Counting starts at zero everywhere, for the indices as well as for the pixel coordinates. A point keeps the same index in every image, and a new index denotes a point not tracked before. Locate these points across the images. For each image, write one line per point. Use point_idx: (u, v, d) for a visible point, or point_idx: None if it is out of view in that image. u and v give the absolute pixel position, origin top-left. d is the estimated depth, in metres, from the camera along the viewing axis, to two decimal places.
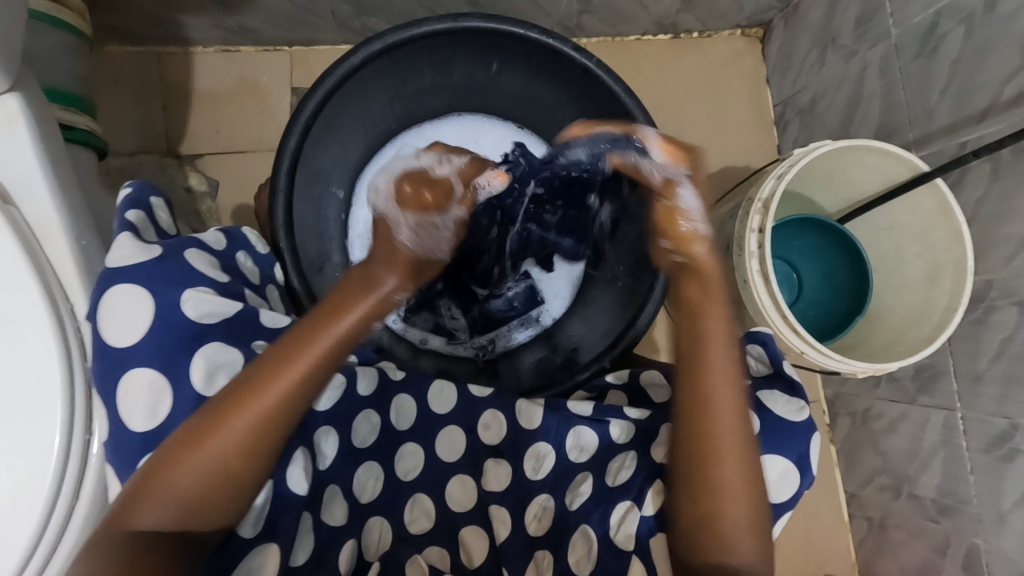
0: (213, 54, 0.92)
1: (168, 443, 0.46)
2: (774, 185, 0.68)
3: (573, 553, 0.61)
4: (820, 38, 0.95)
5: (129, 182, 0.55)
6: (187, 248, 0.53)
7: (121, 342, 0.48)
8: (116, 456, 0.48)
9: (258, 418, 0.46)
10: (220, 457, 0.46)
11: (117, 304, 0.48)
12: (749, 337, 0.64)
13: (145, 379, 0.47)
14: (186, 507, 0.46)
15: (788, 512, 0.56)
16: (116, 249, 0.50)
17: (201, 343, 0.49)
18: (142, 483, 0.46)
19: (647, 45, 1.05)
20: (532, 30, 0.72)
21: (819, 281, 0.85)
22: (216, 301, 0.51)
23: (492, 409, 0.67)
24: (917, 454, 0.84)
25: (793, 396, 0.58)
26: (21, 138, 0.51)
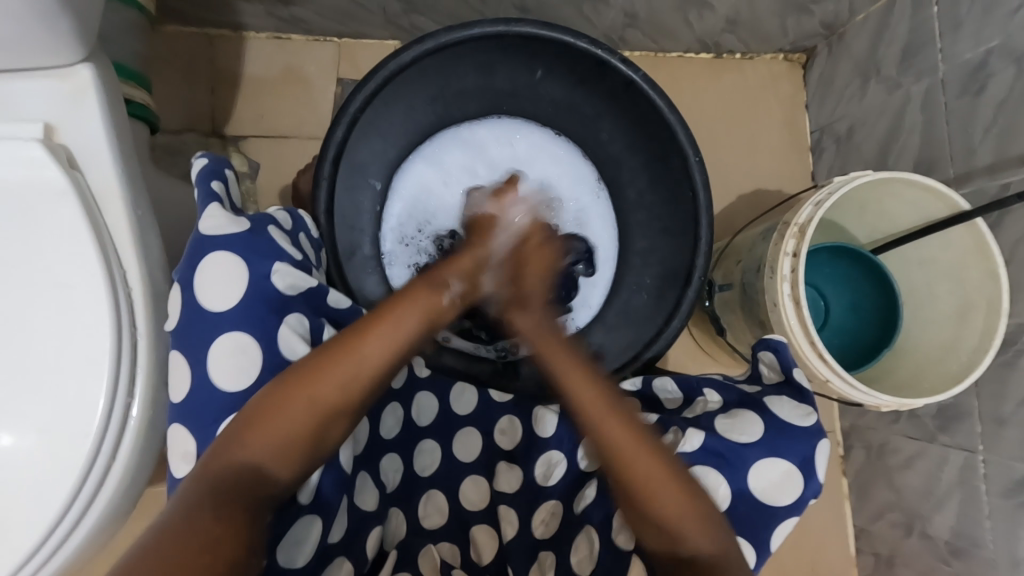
0: (264, 41, 0.94)
1: (271, 387, 0.46)
2: (812, 212, 0.69)
3: (576, 553, 0.58)
4: (863, 68, 0.95)
5: (204, 154, 0.56)
6: (268, 223, 0.54)
7: (211, 308, 0.48)
8: (192, 417, 0.47)
9: (362, 365, 0.49)
10: (325, 404, 0.47)
11: (208, 270, 0.49)
12: (760, 343, 0.62)
13: (241, 342, 0.48)
14: (290, 449, 0.46)
15: (794, 518, 0.54)
16: (207, 218, 0.50)
17: (287, 312, 0.51)
18: (244, 426, 0.45)
19: (688, 62, 1.06)
20: (581, 40, 0.73)
21: (847, 311, 0.85)
22: (300, 275, 0.52)
23: (508, 415, 0.69)
24: (933, 493, 0.83)
25: (801, 403, 0.57)
26: (90, 108, 0.54)
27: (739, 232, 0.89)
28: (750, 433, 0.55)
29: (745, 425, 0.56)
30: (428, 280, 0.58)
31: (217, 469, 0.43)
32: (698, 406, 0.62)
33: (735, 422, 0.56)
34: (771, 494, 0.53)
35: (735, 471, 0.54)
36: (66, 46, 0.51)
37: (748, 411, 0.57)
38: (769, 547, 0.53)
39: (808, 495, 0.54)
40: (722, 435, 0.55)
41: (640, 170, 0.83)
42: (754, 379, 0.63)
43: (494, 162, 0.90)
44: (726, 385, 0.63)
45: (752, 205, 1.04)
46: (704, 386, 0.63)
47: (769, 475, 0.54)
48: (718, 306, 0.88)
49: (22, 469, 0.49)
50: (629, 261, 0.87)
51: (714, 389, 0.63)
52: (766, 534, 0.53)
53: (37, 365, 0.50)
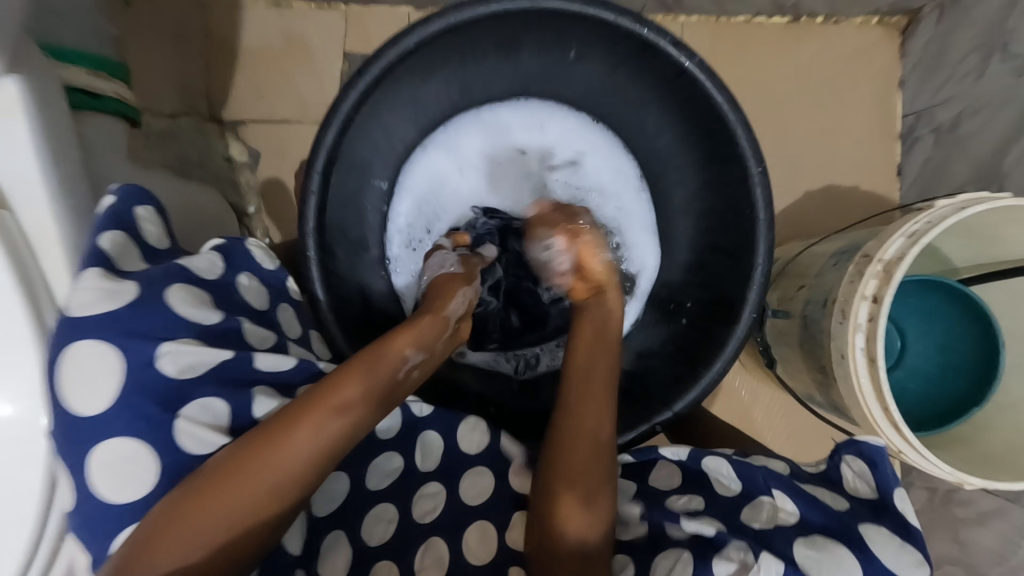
0: (262, 9, 0.83)
1: (187, 483, 0.38)
2: (901, 245, 0.55)
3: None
4: (983, 40, 0.76)
5: (114, 186, 0.44)
6: (167, 283, 0.42)
7: (82, 413, 0.38)
8: (83, 532, 0.39)
9: (298, 448, 0.41)
10: (246, 506, 0.39)
11: (75, 365, 0.38)
12: (849, 447, 0.54)
13: (118, 452, 0.38)
14: (207, 559, 0.38)
15: None
16: (74, 293, 0.39)
17: (184, 402, 0.40)
18: (143, 543, 0.37)
19: (758, 28, 0.88)
20: (624, 18, 0.59)
21: (930, 348, 0.71)
22: (198, 351, 0.41)
23: (528, 458, 0.62)
24: (1008, 557, 0.73)
25: (907, 544, 0.47)
26: (17, 126, 0.41)
27: (808, 246, 0.75)
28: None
29: (836, 566, 0.46)
30: (382, 347, 0.49)
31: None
32: (767, 512, 0.50)
33: (825, 558, 0.46)
34: None
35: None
36: None
37: (843, 547, 0.46)
38: None
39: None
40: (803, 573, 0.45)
41: (689, 173, 0.70)
42: (835, 486, 0.53)
43: (518, 151, 0.78)
44: (801, 491, 0.51)
45: (823, 204, 0.88)
46: (774, 487, 0.52)
47: None
48: (771, 335, 0.76)
49: None
50: (667, 274, 0.76)
51: (784, 491, 0.51)
52: None
53: None
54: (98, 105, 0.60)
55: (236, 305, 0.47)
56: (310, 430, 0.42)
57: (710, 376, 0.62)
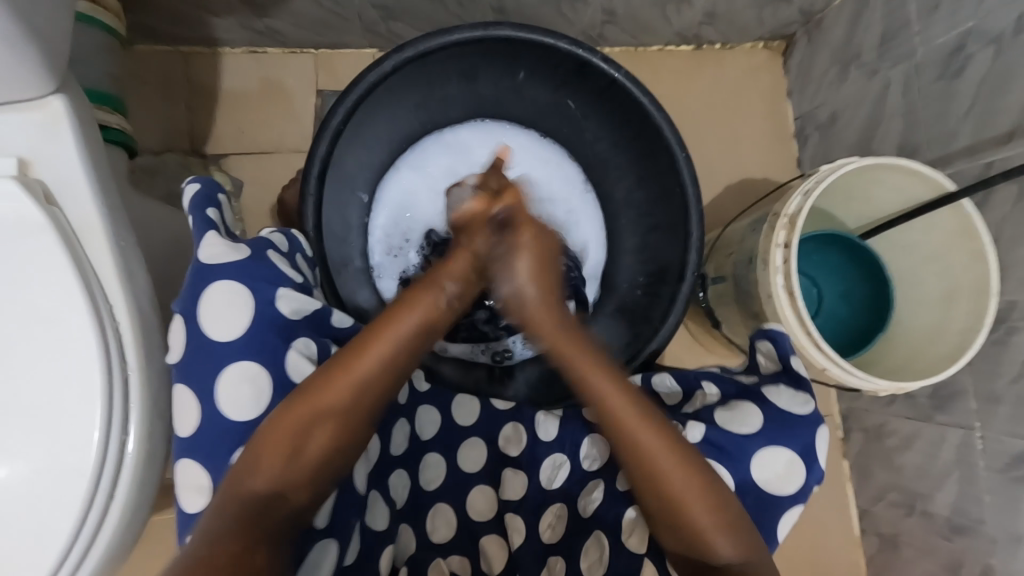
0: (240, 56, 0.92)
1: (279, 410, 0.48)
2: (801, 201, 0.70)
3: (585, 560, 0.58)
4: (842, 54, 0.95)
5: (195, 179, 0.56)
6: (267, 247, 0.54)
7: (218, 338, 0.49)
8: (203, 449, 0.48)
9: (369, 373, 0.51)
10: (334, 418, 0.49)
11: (210, 300, 0.49)
12: (757, 333, 0.62)
13: (243, 373, 0.48)
14: (304, 466, 0.48)
15: (796, 506, 0.55)
16: (206, 247, 0.51)
17: (293, 337, 0.52)
18: (256, 451, 0.46)
19: (669, 56, 1.05)
20: (562, 41, 0.72)
21: (836, 296, 0.86)
22: (302, 298, 0.52)
23: (512, 423, 0.67)
24: (931, 471, 0.83)
25: (798, 391, 0.58)
26: (65, 139, 0.53)
27: (729, 224, 0.89)
28: (751, 425, 0.57)
29: (745, 417, 0.57)
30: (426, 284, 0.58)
31: (237, 492, 0.45)
32: (697, 401, 0.62)
33: (736, 414, 0.58)
34: (776, 484, 0.55)
35: (737, 463, 0.56)
36: (37, 78, 0.50)
37: (748, 403, 0.58)
38: (777, 534, 0.55)
39: (812, 482, 0.55)
40: (723, 429, 0.57)
41: (627, 168, 0.82)
42: (752, 369, 0.63)
43: (477, 164, 0.88)
44: (722, 376, 0.63)
45: (740, 195, 1.04)
46: (702, 379, 0.63)
47: (773, 464, 0.55)
48: (713, 299, 0.88)
49: (18, 503, 0.49)
50: (620, 261, 0.86)
51: (711, 380, 0.63)
52: (774, 520, 0.55)
53: (27, 395, 0.50)
54: (106, 136, 0.70)
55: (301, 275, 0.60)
56: (375, 358, 0.51)
57: (667, 330, 0.72)
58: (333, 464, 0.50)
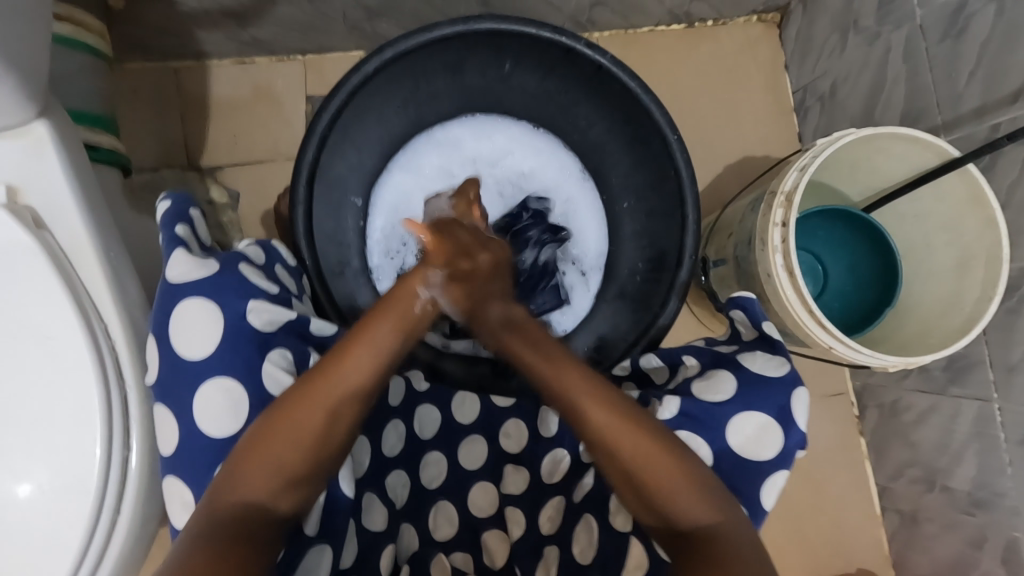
0: (228, 66, 0.93)
1: (264, 419, 0.47)
2: (797, 177, 0.68)
3: (576, 544, 0.58)
4: (840, 21, 0.92)
5: (166, 195, 0.56)
6: (239, 259, 0.55)
7: (190, 356, 0.50)
8: (183, 466, 0.49)
9: (347, 382, 0.50)
10: (315, 424, 0.48)
11: (182, 318, 0.50)
12: (730, 302, 0.63)
13: (214, 388, 0.49)
14: (284, 481, 0.47)
15: (781, 471, 0.54)
16: (175, 265, 0.52)
17: (268, 348, 0.52)
18: (240, 459, 0.46)
19: (660, 36, 1.03)
20: (545, 29, 0.71)
21: (845, 270, 0.84)
22: (275, 308, 0.52)
23: (513, 418, 0.68)
24: (950, 446, 0.81)
25: (774, 355, 0.58)
26: (50, 161, 0.55)
27: (730, 204, 0.87)
28: (725, 392, 0.56)
29: (719, 384, 0.57)
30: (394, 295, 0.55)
31: (221, 503, 0.45)
32: (680, 374, 0.63)
33: (711, 382, 0.57)
34: (750, 449, 0.55)
35: (713, 432, 0.55)
36: (19, 105, 0.52)
37: (722, 369, 0.58)
38: (763, 505, 0.54)
39: (793, 445, 0.55)
40: (698, 399, 0.56)
41: (620, 154, 0.81)
42: (732, 338, 0.63)
43: (470, 160, 0.87)
44: (703, 349, 0.63)
45: (741, 173, 1.02)
46: (684, 354, 0.64)
47: (744, 430, 0.55)
48: (715, 281, 0.87)
49: (34, 518, 0.51)
50: (621, 247, 0.84)
51: (692, 354, 0.64)
52: (756, 489, 0.54)
53: (37, 414, 0.52)
54: (95, 156, 0.71)
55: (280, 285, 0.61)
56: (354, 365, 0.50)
57: (668, 315, 0.70)
58: (321, 476, 0.49)
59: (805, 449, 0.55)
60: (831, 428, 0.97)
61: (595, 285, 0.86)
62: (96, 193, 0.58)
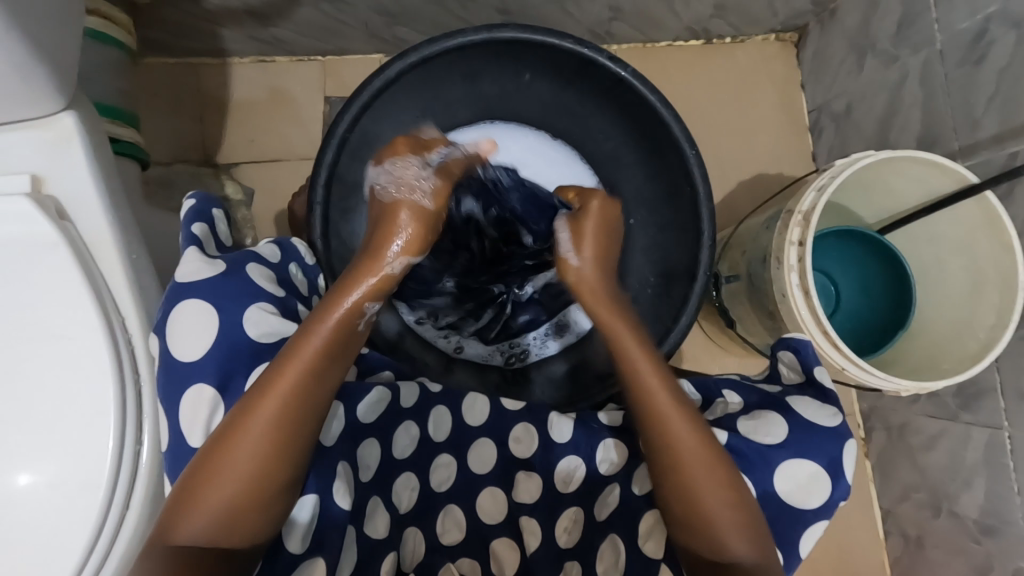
0: (248, 65, 0.93)
1: (201, 455, 0.47)
2: (815, 198, 0.68)
3: (599, 562, 0.58)
4: (857, 43, 0.92)
5: (192, 194, 0.57)
6: (249, 262, 0.55)
7: (185, 357, 0.49)
8: (176, 469, 0.49)
9: (284, 402, 0.47)
10: (253, 455, 0.46)
11: (182, 318, 0.50)
12: (780, 343, 0.63)
13: (203, 395, 0.49)
14: (226, 514, 0.46)
15: (821, 521, 0.54)
16: (185, 264, 0.52)
17: (256, 362, 0.51)
18: (181, 500, 0.46)
19: (678, 50, 1.04)
20: (566, 41, 0.71)
21: (858, 292, 0.84)
22: (275, 320, 0.53)
23: (523, 423, 0.66)
24: (958, 472, 0.80)
25: (826, 403, 0.57)
26: (75, 155, 0.55)
27: (745, 220, 0.88)
28: (776, 435, 0.55)
29: (769, 426, 0.56)
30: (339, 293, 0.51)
31: (163, 545, 0.45)
32: (718, 407, 0.61)
33: (760, 423, 0.56)
34: (798, 497, 0.54)
35: (761, 475, 0.55)
36: (48, 97, 0.52)
37: (772, 411, 0.57)
38: (798, 551, 0.54)
39: (837, 496, 0.54)
40: (745, 437, 0.56)
41: (636, 167, 0.81)
42: (774, 379, 0.63)
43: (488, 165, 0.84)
44: (745, 386, 0.62)
45: (755, 190, 1.02)
46: (723, 387, 0.63)
47: (795, 478, 0.54)
48: (727, 298, 0.87)
49: (40, 510, 0.51)
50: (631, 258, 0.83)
51: (733, 390, 0.62)
52: (796, 536, 0.54)
53: (48, 407, 0.52)
54: (117, 149, 0.71)
55: (290, 287, 0.60)
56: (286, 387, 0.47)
57: (679, 331, 0.70)
58: (268, 504, 0.47)
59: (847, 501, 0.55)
60: None
61: None
62: (117, 186, 0.58)
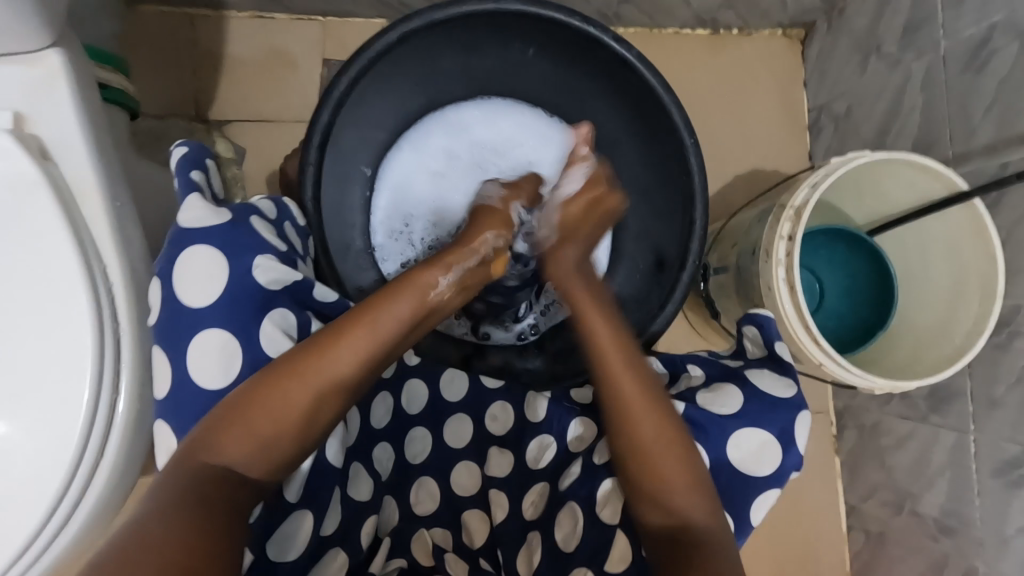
0: (246, 20, 0.91)
1: (252, 382, 0.47)
2: (807, 194, 0.69)
3: (559, 531, 0.57)
4: (863, 43, 0.92)
5: (183, 143, 0.56)
6: (251, 213, 0.54)
7: (190, 301, 0.49)
8: (174, 413, 0.49)
9: (350, 359, 0.49)
10: (305, 401, 0.47)
11: (188, 262, 0.49)
12: (746, 318, 0.63)
13: (215, 339, 0.49)
14: (261, 450, 0.46)
15: (775, 487, 0.55)
16: (188, 210, 0.51)
17: (270, 307, 0.51)
18: (222, 422, 0.45)
19: (684, 39, 1.03)
20: (573, 18, 0.70)
21: (841, 293, 0.85)
22: (282, 269, 0.52)
23: (500, 402, 0.67)
24: (924, 472, 0.83)
25: (783, 376, 0.59)
26: (60, 95, 0.54)
27: (736, 214, 0.89)
28: (730, 406, 0.57)
29: (725, 399, 0.57)
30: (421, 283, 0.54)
31: (194, 464, 0.44)
32: (681, 382, 0.63)
33: (717, 396, 0.58)
34: (750, 464, 0.55)
35: (715, 442, 0.55)
36: (33, 31, 0.51)
37: (730, 385, 0.59)
38: (750, 520, 0.55)
39: (789, 465, 0.55)
40: (703, 408, 0.57)
41: (635, 153, 0.81)
42: (739, 354, 0.64)
43: (480, 143, 0.85)
44: (709, 361, 0.64)
45: (749, 185, 1.03)
46: (688, 363, 0.64)
47: (747, 446, 0.56)
48: (714, 289, 0.88)
49: (12, 453, 0.50)
50: (623, 244, 0.84)
51: (696, 364, 0.64)
52: (746, 502, 0.55)
53: (22, 351, 0.51)
54: (105, 95, 0.69)
55: (288, 244, 0.59)
56: (353, 345, 0.49)
57: (666, 316, 0.70)
58: (302, 450, 0.48)
59: (799, 472, 0.56)
60: (808, 445, 0.99)
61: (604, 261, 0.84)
62: (103, 131, 0.56)
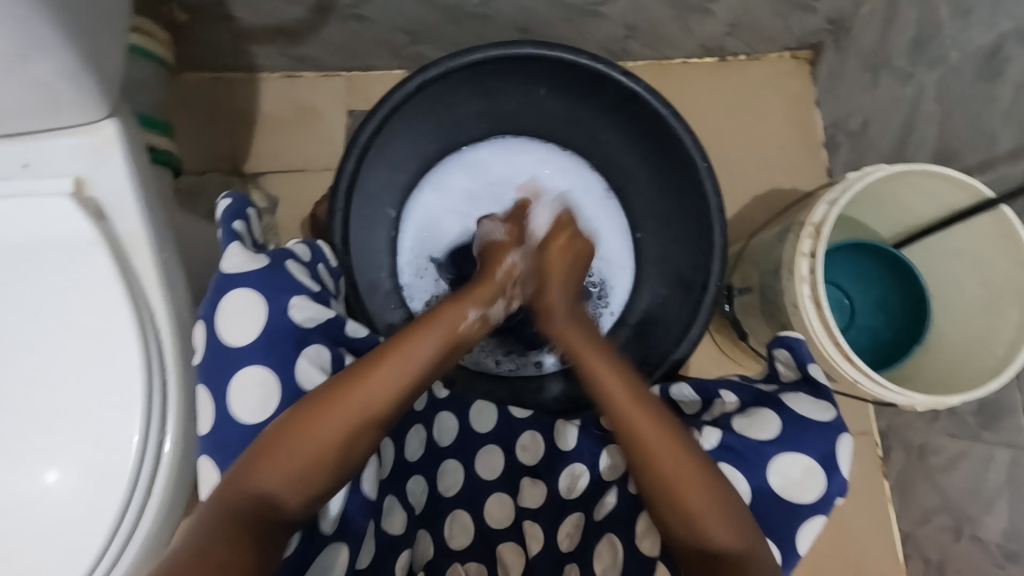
0: (276, 80, 0.98)
1: (287, 416, 0.49)
2: (827, 210, 0.69)
3: (599, 562, 0.57)
4: (873, 59, 0.93)
5: (228, 194, 0.59)
6: (286, 258, 0.57)
7: (232, 341, 0.52)
8: (216, 449, 0.51)
9: (388, 377, 0.52)
10: (347, 422, 0.50)
11: (231, 305, 0.52)
12: (774, 340, 0.61)
13: (253, 376, 0.51)
14: (307, 474, 0.48)
15: (820, 514, 0.54)
16: (229, 257, 0.54)
17: (305, 344, 0.54)
18: (259, 456, 0.47)
19: (693, 67, 1.05)
20: (581, 57, 0.73)
21: (873, 308, 0.84)
22: (317, 307, 0.54)
23: (530, 431, 0.67)
24: (981, 493, 0.78)
25: (819, 399, 0.57)
26: (113, 158, 0.59)
27: (759, 232, 0.88)
28: (769, 432, 0.55)
29: (763, 424, 0.56)
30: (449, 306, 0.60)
31: (238, 496, 0.46)
32: (715, 408, 0.62)
33: (753, 421, 0.56)
34: (792, 492, 0.54)
35: (753, 471, 0.55)
36: (90, 105, 0.56)
37: (766, 409, 0.57)
38: (797, 548, 0.54)
39: (834, 492, 0.54)
40: (740, 436, 0.56)
41: (651, 180, 0.82)
42: (772, 378, 0.62)
43: (499, 181, 0.89)
44: (741, 385, 0.62)
45: (769, 205, 1.03)
46: (720, 387, 0.62)
47: (789, 472, 0.54)
48: (739, 310, 0.87)
49: (68, 494, 0.53)
50: (646, 269, 0.86)
51: (729, 390, 0.62)
52: (791, 531, 0.54)
53: (78, 397, 0.55)
54: (154, 157, 0.75)
55: (321, 285, 0.62)
56: (389, 365, 0.53)
57: (691, 339, 0.70)
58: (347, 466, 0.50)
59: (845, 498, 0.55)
60: (853, 469, 0.95)
61: (626, 283, 0.87)
62: (151, 190, 0.61)
